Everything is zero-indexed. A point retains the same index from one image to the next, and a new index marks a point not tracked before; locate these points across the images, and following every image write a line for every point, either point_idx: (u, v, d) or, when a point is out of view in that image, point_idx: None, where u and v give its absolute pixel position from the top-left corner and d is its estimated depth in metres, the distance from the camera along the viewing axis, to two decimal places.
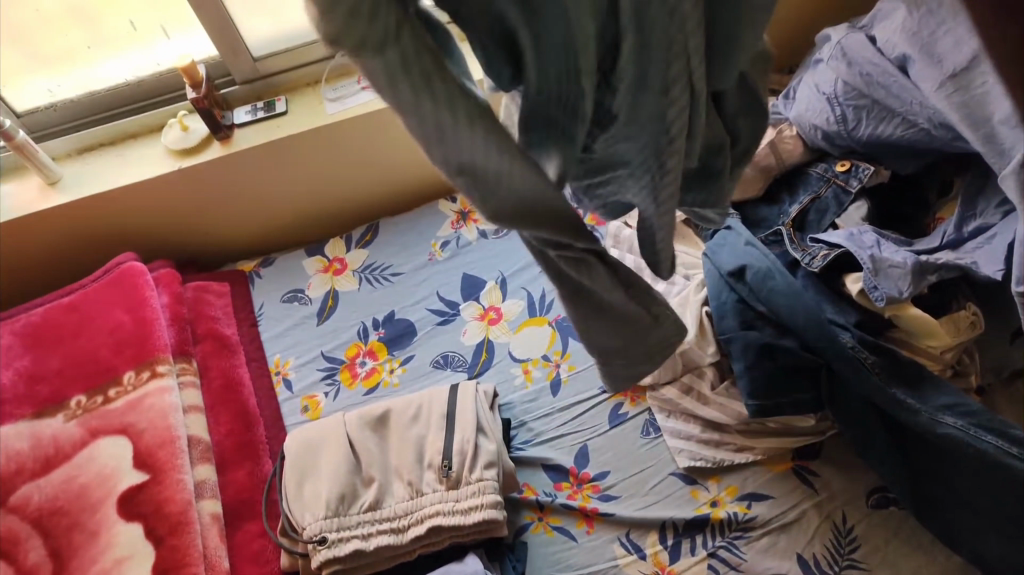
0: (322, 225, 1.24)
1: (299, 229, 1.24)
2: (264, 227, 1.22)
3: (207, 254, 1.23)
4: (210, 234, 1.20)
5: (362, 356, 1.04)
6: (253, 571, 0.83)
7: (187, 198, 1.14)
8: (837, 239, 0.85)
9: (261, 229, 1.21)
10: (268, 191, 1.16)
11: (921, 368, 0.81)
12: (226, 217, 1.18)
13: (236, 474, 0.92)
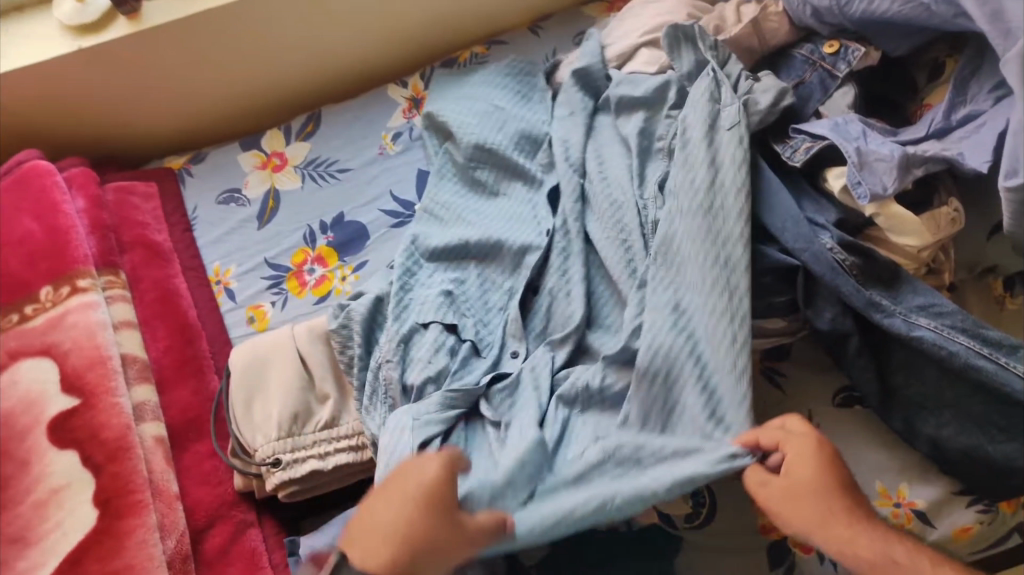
0: (258, 118, 1.11)
1: (231, 123, 1.10)
2: (192, 119, 1.08)
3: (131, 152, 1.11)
4: (130, 128, 1.07)
5: (310, 262, 0.95)
6: (205, 493, 0.79)
7: (97, 88, 1.01)
8: (822, 130, 0.78)
9: (188, 121, 1.08)
10: (193, 71, 1.02)
11: (897, 267, 0.76)
12: (147, 110, 1.05)
13: (180, 393, 0.86)
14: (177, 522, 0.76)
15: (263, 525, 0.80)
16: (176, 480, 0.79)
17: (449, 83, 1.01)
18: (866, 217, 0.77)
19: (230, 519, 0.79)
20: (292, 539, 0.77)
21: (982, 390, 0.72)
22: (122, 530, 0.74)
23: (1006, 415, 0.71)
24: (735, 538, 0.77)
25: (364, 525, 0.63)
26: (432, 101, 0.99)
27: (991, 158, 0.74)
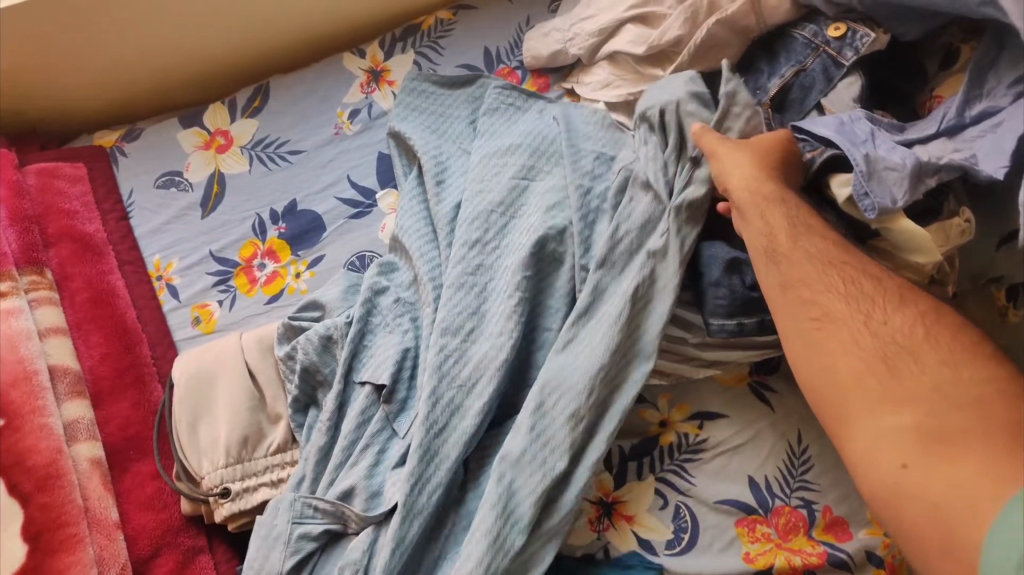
0: (208, 86, 1.01)
1: (179, 91, 1.00)
2: (136, 88, 0.98)
3: (58, 128, 1.00)
4: (54, 100, 0.96)
5: (260, 257, 0.86)
6: (149, 519, 0.73)
7: (14, 54, 0.90)
8: (824, 131, 0.71)
9: (123, 93, 0.98)
10: (115, 33, 0.91)
11: (900, 285, 0.71)
12: (75, 82, 0.95)
13: (119, 407, 0.78)
14: (119, 554, 0.70)
15: (214, 551, 0.74)
16: (116, 506, 0.73)
17: (422, 96, 0.90)
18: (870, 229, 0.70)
19: (177, 547, 0.73)
20: (246, 568, 0.72)
21: None
22: (53, 568, 0.67)
23: None
24: (718, 565, 0.74)
25: None
26: (396, 115, 0.89)
27: (1008, 163, 0.67)
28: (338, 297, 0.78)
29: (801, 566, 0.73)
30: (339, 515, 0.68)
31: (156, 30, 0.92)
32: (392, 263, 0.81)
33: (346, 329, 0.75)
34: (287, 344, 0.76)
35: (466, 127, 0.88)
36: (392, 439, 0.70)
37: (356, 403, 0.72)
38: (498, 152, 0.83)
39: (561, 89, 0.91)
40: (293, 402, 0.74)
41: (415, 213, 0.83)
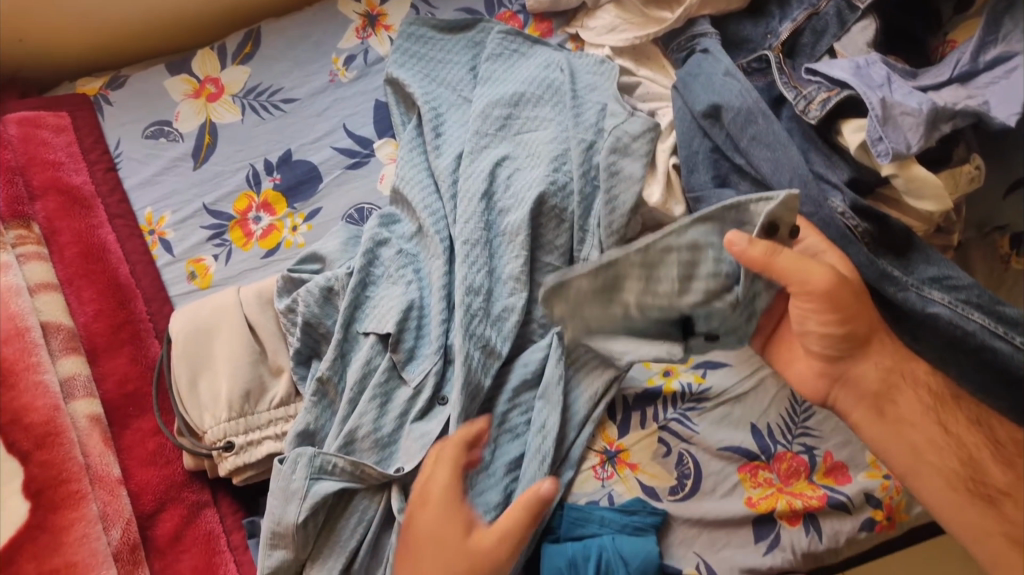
0: (193, 29, 0.97)
1: (162, 36, 0.96)
2: (115, 31, 0.94)
3: (36, 78, 0.96)
4: (30, 45, 0.92)
5: (255, 210, 0.84)
6: (151, 474, 0.73)
7: None
8: (840, 76, 0.69)
9: (103, 39, 0.94)
10: None
11: (911, 232, 0.70)
12: (52, 26, 0.91)
13: (115, 363, 0.76)
14: (122, 509, 0.70)
15: (219, 505, 0.75)
16: (118, 462, 0.72)
17: (419, 42, 0.87)
18: (882, 177, 0.69)
19: (181, 502, 0.73)
20: (253, 520, 0.75)
21: (988, 367, 0.68)
22: (57, 525, 0.66)
23: (1009, 395, 0.68)
24: (722, 510, 0.76)
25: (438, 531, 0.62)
26: (394, 61, 0.86)
27: (1019, 109, 0.67)
28: (339, 248, 0.77)
29: (801, 509, 0.75)
30: (358, 474, 0.68)
31: None
32: (393, 214, 0.79)
33: (347, 280, 0.74)
34: (287, 297, 0.74)
35: (466, 74, 0.86)
36: (425, 385, 0.71)
37: (360, 355, 0.72)
38: (499, 102, 0.81)
39: (564, 34, 0.88)
40: (295, 355, 0.73)
41: (416, 162, 0.81)
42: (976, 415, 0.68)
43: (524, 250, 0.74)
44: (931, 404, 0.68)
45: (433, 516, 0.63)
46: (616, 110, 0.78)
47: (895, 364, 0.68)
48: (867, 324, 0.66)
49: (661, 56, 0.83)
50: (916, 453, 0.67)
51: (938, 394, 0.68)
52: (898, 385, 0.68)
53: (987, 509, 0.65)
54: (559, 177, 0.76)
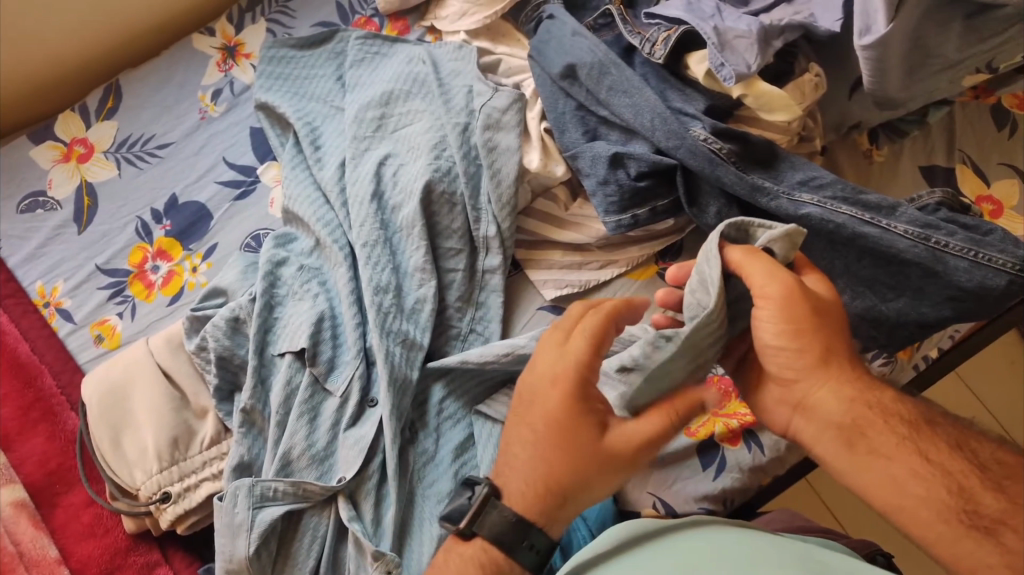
0: (62, 77, 0.98)
1: (35, 96, 0.98)
2: None
3: None
4: None
5: (152, 260, 0.82)
6: (92, 547, 0.70)
7: None
8: (674, 14, 0.75)
9: None
10: None
11: (773, 145, 0.74)
12: None
13: (32, 444, 0.74)
14: None
15: (172, 561, 0.71)
16: (54, 542, 0.70)
17: (282, 63, 0.88)
18: (735, 100, 0.74)
19: (130, 567, 0.70)
20: (209, 566, 0.70)
21: (870, 254, 0.71)
22: None
23: (893, 274, 0.71)
24: (665, 446, 0.78)
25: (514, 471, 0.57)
26: (260, 86, 0.87)
27: (842, 15, 0.72)
28: (238, 277, 0.77)
29: (738, 427, 0.78)
30: (302, 493, 0.67)
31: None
32: (288, 234, 0.79)
33: (252, 307, 0.74)
34: (196, 336, 0.74)
35: (333, 84, 0.88)
36: (351, 389, 0.71)
37: (280, 377, 0.72)
38: (370, 104, 0.82)
39: (421, 28, 0.93)
40: (216, 391, 0.72)
41: (301, 180, 0.81)
42: (955, 433, 0.53)
43: (424, 240, 0.75)
44: (908, 423, 0.53)
45: (524, 479, 0.57)
46: (484, 90, 0.81)
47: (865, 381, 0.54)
48: (821, 363, 0.53)
49: (515, 30, 0.89)
50: (897, 486, 0.51)
51: (912, 418, 0.53)
52: (870, 415, 0.53)
53: (986, 545, 0.48)
54: (442, 163, 0.77)
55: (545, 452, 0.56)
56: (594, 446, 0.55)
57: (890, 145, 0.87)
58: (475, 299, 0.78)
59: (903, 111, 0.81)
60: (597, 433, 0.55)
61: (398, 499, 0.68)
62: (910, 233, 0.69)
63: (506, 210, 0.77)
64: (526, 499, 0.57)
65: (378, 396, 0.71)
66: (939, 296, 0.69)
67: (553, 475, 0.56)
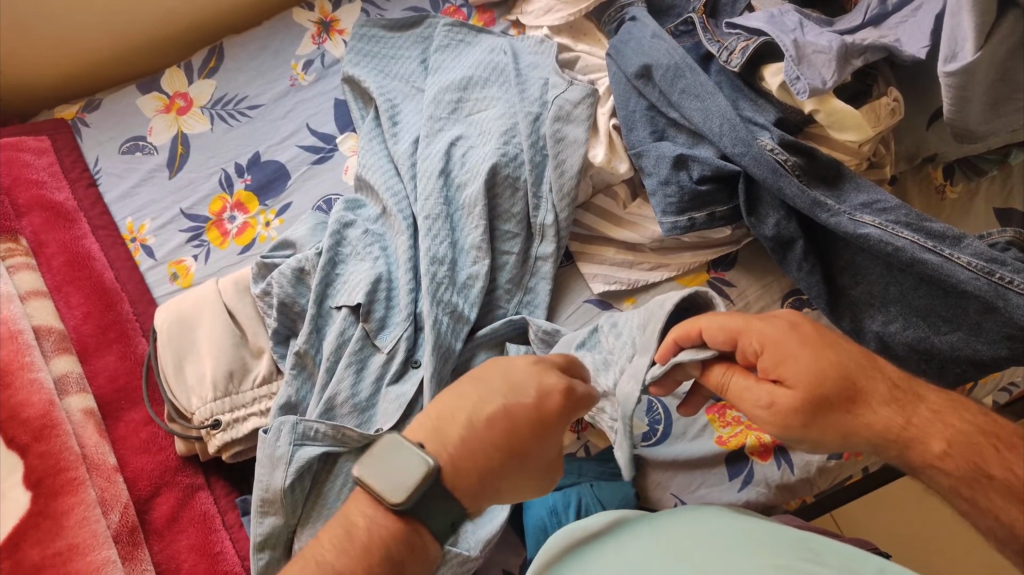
0: (180, 35, 1.08)
1: (153, 50, 1.08)
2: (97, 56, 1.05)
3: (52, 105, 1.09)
4: (34, 73, 1.03)
5: (230, 210, 0.89)
6: (146, 462, 0.76)
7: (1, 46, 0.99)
8: (756, 26, 0.76)
9: (98, 58, 1.05)
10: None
11: (840, 164, 0.74)
12: (52, 55, 1.02)
13: (105, 361, 0.80)
14: (120, 494, 0.72)
15: (213, 488, 0.77)
16: (113, 452, 0.75)
17: (372, 41, 0.94)
18: (805, 115, 0.74)
19: (176, 486, 0.76)
20: (247, 498, 0.76)
21: (927, 282, 0.69)
22: (57, 510, 0.68)
23: (950, 306, 0.69)
24: (693, 451, 0.77)
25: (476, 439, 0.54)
26: (349, 61, 0.93)
27: (929, 42, 0.71)
28: (307, 232, 0.82)
29: (770, 442, 0.76)
30: (339, 437, 0.71)
31: None
32: (358, 200, 0.84)
33: (317, 260, 0.79)
34: (262, 282, 0.80)
35: (417, 66, 0.93)
36: (397, 348, 0.75)
37: (334, 328, 0.76)
38: (449, 87, 0.87)
39: (507, 22, 0.98)
40: (273, 334, 0.77)
41: (376, 151, 0.86)
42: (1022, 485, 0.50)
43: (483, 220, 0.78)
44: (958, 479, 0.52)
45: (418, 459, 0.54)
46: (560, 84, 0.84)
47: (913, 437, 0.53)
48: (839, 431, 0.54)
49: (596, 30, 0.92)
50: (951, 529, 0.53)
51: (963, 473, 0.52)
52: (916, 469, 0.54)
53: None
54: (510, 148, 0.81)
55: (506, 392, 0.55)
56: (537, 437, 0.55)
57: (965, 181, 0.85)
58: (526, 283, 0.80)
59: (981, 147, 0.80)
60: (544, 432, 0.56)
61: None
62: (973, 265, 0.66)
63: (566, 199, 0.79)
64: (463, 470, 0.54)
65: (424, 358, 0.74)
66: (995, 334, 0.66)
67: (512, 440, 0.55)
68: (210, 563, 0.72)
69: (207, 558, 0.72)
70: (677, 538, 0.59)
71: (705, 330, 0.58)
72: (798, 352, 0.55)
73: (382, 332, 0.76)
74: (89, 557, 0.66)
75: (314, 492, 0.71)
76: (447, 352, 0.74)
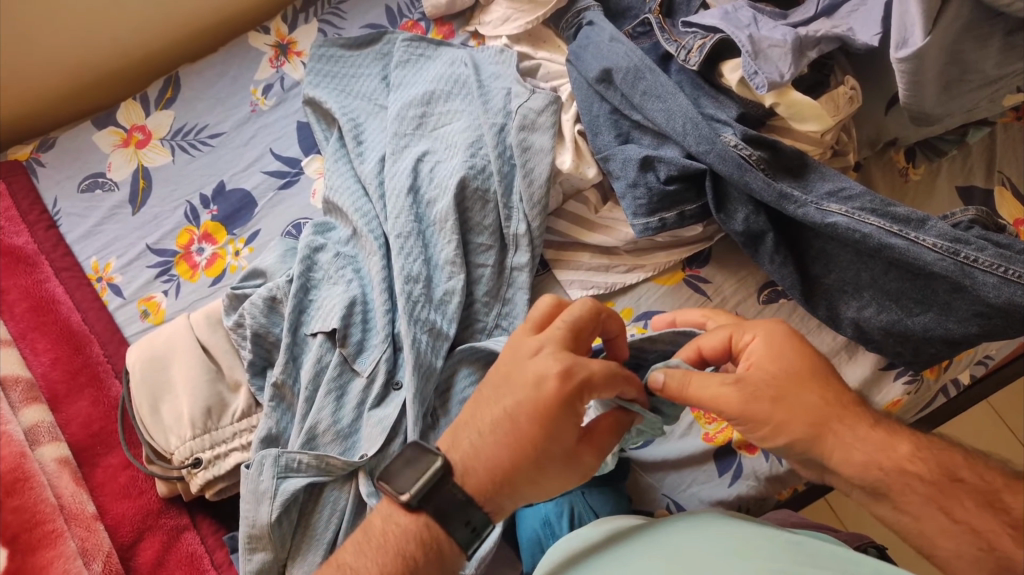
0: (136, 66, 1.06)
1: (108, 83, 1.06)
2: (52, 93, 1.03)
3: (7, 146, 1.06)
4: None
5: (197, 242, 0.87)
6: (127, 507, 0.74)
7: None
8: (711, 24, 0.76)
9: (53, 94, 1.03)
10: (28, 33, 0.96)
11: (804, 155, 0.74)
12: (4, 96, 1.00)
13: (78, 407, 0.78)
14: (102, 543, 0.70)
15: (200, 527, 0.75)
16: (91, 500, 0.73)
17: (331, 61, 0.93)
18: (766, 108, 0.75)
19: (160, 529, 0.74)
20: (234, 535, 0.74)
21: (897, 266, 0.70)
22: (35, 566, 0.66)
23: (921, 288, 0.69)
24: (680, 450, 0.77)
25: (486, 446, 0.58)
26: (309, 82, 0.92)
27: (880, 30, 0.72)
28: (277, 260, 0.81)
29: None
30: (324, 467, 0.70)
31: (68, 26, 0.98)
32: (327, 223, 0.83)
33: (289, 288, 0.78)
34: (234, 313, 0.78)
35: (378, 83, 0.92)
36: (376, 371, 0.74)
37: (311, 355, 0.75)
38: (412, 103, 0.86)
39: (466, 33, 0.98)
40: (249, 366, 0.76)
41: (342, 172, 0.85)
42: (983, 489, 0.54)
43: (455, 234, 0.77)
44: (930, 486, 0.54)
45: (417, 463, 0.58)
46: (523, 92, 0.84)
47: (883, 443, 0.55)
48: (809, 420, 0.55)
49: (555, 36, 0.92)
50: (927, 542, 0.55)
51: (934, 479, 0.54)
52: (891, 479, 0.55)
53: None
54: (477, 161, 0.80)
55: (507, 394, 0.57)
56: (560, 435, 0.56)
57: (926, 163, 0.87)
58: (503, 295, 0.79)
59: (939, 128, 0.81)
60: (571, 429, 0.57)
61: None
62: (939, 246, 0.67)
63: (538, 208, 0.78)
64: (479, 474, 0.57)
65: (406, 378, 0.73)
66: (966, 312, 0.67)
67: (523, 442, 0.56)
68: None
69: None
70: (670, 546, 0.59)
71: (704, 346, 0.60)
72: (787, 344, 0.58)
73: (361, 355, 0.75)
74: None
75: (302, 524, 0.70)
76: (428, 371, 0.73)
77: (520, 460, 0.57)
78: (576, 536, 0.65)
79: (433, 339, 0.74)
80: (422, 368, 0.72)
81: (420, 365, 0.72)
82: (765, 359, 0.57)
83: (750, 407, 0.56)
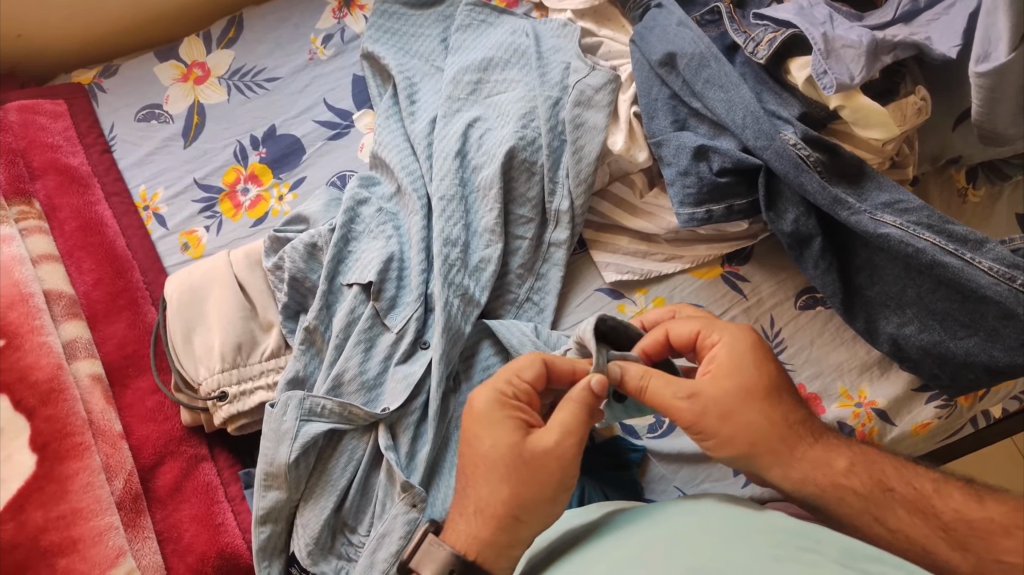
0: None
1: (181, 15, 1.08)
2: (123, 20, 1.05)
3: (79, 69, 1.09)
4: (60, 34, 1.03)
5: (244, 182, 0.89)
6: (151, 430, 0.76)
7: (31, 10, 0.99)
8: (784, 19, 0.74)
9: (124, 21, 1.05)
10: None
11: (863, 162, 0.72)
12: (77, 17, 1.02)
13: (115, 327, 0.80)
14: (124, 462, 0.72)
15: (217, 459, 0.77)
16: (119, 419, 0.75)
17: (393, 18, 0.93)
18: (831, 110, 0.73)
19: (180, 455, 0.75)
20: (250, 471, 0.76)
21: (946, 286, 0.68)
22: (63, 474, 0.69)
23: (969, 311, 0.67)
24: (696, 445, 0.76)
25: (478, 457, 0.60)
26: (370, 36, 0.92)
27: (960, 42, 0.69)
28: (321, 208, 0.82)
29: None
30: (346, 415, 0.71)
31: None
32: (372, 177, 0.83)
33: (330, 236, 0.78)
34: (274, 256, 0.79)
35: (437, 45, 0.92)
36: (406, 328, 0.75)
37: (345, 305, 0.76)
38: (469, 68, 0.86)
39: (530, 4, 0.98)
40: (284, 309, 0.77)
41: (393, 129, 0.85)
42: (912, 497, 0.59)
43: (498, 203, 0.77)
44: (863, 498, 0.58)
45: (460, 522, 0.60)
46: (581, 67, 0.83)
47: (821, 481, 0.59)
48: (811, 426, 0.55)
49: (622, 15, 0.91)
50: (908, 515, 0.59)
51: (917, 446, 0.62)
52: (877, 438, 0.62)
53: (999, 509, 0.58)
54: (528, 133, 0.80)
55: (478, 401, 0.61)
56: (503, 440, 0.59)
57: (987, 185, 0.84)
58: (538, 269, 0.79)
59: (1007, 151, 0.78)
60: (518, 433, 0.59)
61: (434, 439, 0.71)
62: (994, 270, 0.64)
63: (584, 188, 0.78)
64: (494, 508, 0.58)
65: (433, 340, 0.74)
66: (1014, 341, 0.65)
67: (479, 453, 0.60)
68: (212, 532, 0.72)
69: (209, 528, 0.72)
70: (672, 527, 0.59)
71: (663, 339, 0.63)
72: (747, 368, 0.60)
73: (393, 311, 0.76)
74: (91, 522, 0.67)
75: (319, 468, 0.71)
76: (455, 335, 0.73)
77: (540, 500, 0.58)
78: (570, 520, 0.66)
79: (465, 304, 0.74)
80: (451, 332, 0.73)
81: (449, 328, 0.73)
82: (748, 366, 0.59)
83: (700, 421, 0.58)
